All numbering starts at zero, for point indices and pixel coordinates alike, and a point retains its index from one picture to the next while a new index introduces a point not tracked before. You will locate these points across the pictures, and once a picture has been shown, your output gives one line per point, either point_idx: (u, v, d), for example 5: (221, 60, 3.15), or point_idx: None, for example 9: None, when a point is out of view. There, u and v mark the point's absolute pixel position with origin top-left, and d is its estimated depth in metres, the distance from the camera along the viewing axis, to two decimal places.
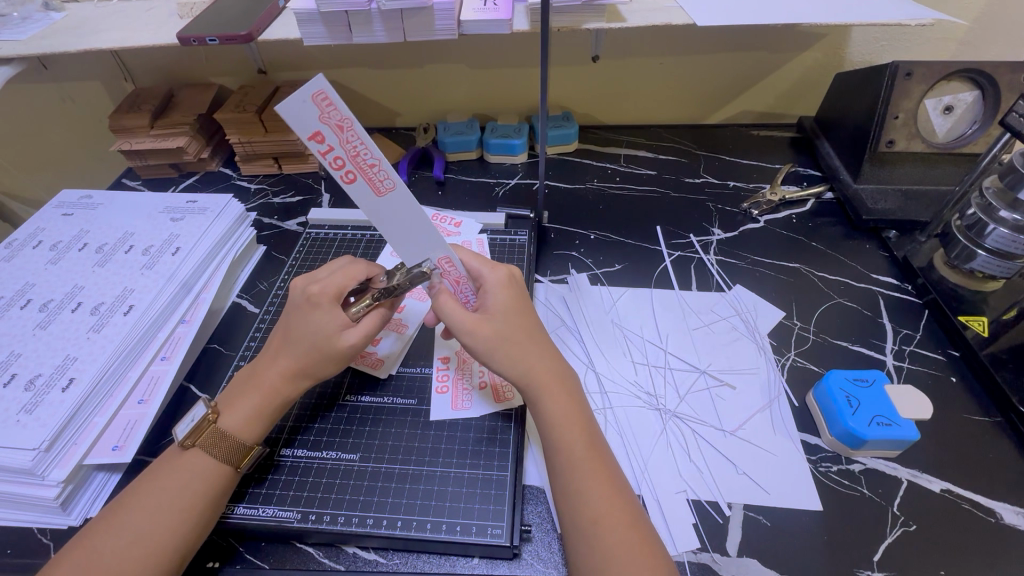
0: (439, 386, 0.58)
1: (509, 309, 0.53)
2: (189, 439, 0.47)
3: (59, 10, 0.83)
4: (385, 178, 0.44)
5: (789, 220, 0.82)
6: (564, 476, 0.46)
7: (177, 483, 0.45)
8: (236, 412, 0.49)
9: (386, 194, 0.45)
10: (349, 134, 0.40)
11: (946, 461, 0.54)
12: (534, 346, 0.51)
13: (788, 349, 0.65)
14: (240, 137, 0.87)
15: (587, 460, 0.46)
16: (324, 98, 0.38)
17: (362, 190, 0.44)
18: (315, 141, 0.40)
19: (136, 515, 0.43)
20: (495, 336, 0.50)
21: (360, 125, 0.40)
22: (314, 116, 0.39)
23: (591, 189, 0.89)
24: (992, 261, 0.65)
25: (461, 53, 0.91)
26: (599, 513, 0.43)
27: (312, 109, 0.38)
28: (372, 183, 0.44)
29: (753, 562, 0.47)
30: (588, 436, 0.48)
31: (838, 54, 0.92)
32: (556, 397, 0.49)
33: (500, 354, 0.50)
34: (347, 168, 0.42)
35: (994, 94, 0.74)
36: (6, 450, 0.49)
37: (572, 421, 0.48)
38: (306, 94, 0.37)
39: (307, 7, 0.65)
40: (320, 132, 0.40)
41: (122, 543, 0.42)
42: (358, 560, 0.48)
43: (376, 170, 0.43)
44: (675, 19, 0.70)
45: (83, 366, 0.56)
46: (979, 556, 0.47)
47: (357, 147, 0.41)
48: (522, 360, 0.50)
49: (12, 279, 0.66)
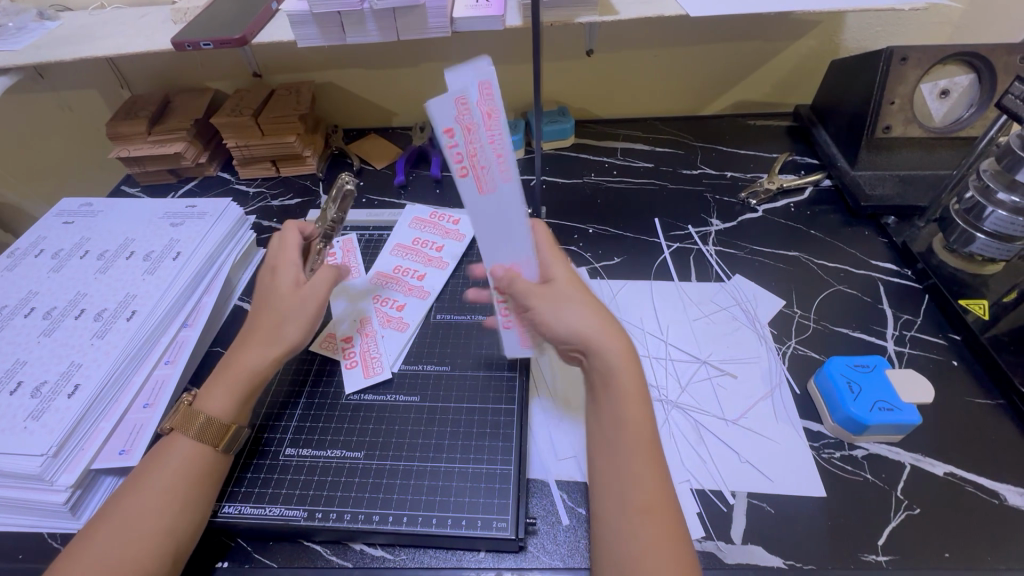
0: (504, 320, 0.57)
1: (574, 282, 0.53)
2: (168, 424, 0.49)
3: (53, 19, 0.84)
4: (495, 178, 0.47)
5: (787, 209, 0.82)
6: (619, 458, 0.46)
7: (169, 470, 0.46)
8: (213, 394, 0.51)
9: (488, 193, 0.47)
10: (472, 138, 0.44)
11: (949, 444, 0.54)
12: (599, 313, 0.51)
13: (789, 337, 0.65)
14: (237, 141, 0.87)
15: (643, 443, 0.46)
16: (486, 89, 0.43)
17: (469, 186, 0.47)
18: (447, 136, 0.44)
19: (128, 501, 0.44)
20: (559, 303, 0.51)
21: (485, 132, 0.45)
22: (450, 114, 0.43)
23: (589, 183, 0.89)
24: (992, 244, 0.65)
25: (456, 50, 0.92)
26: (650, 501, 0.43)
27: (448, 110, 0.43)
28: (479, 181, 0.46)
29: (757, 549, 0.48)
30: (650, 420, 0.48)
31: (832, 41, 0.92)
32: (627, 381, 0.48)
33: (568, 317, 0.50)
34: (463, 164, 0.45)
35: (990, 77, 0.74)
36: (14, 457, 0.50)
37: (638, 398, 0.48)
38: (474, 77, 0.42)
39: (300, 9, 0.66)
40: (452, 130, 0.44)
41: (111, 529, 0.43)
42: (366, 557, 0.48)
43: (488, 170, 0.46)
44: (668, 10, 0.71)
45: (87, 372, 0.57)
46: (984, 538, 0.47)
47: (478, 149, 0.45)
48: (594, 324, 0.50)
49: (15, 288, 0.66)
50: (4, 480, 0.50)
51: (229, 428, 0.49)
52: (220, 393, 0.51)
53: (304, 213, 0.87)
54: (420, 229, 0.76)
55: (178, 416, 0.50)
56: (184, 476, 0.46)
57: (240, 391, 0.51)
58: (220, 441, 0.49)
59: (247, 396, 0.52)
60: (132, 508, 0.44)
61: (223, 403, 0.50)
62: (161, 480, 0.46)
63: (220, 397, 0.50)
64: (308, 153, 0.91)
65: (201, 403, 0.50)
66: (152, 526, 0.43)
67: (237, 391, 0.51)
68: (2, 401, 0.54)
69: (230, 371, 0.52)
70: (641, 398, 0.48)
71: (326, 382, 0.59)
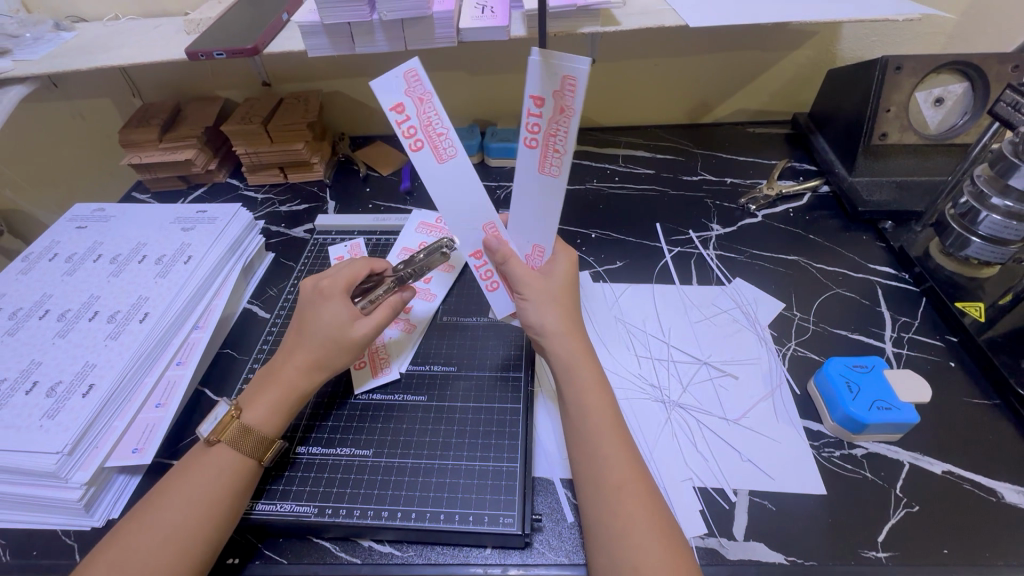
0: (488, 283, 0.61)
1: (567, 283, 0.57)
2: (212, 434, 0.49)
3: (69, 30, 0.86)
4: (555, 166, 0.51)
5: (786, 214, 0.83)
6: (591, 442, 0.47)
7: (209, 473, 0.47)
8: (256, 406, 0.52)
9: (446, 161, 0.55)
10: (425, 107, 0.51)
11: (946, 442, 0.55)
12: (569, 313, 0.55)
13: (789, 339, 0.66)
14: (247, 148, 0.89)
15: (609, 427, 0.48)
16: (569, 82, 0.45)
17: (532, 159, 0.51)
18: (397, 111, 0.51)
19: (168, 503, 0.45)
20: (546, 294, 0.55)
21: (437, 102, 0.51)
22: (551, 89, 0.46)
23: (591, 190, 0.91)
24: (986, 248, 0.66)
25: (461, 60, 0.94)
26: (623, 480, 0.45)
27: (400, 83, 0.50)
28: (436, 151, 0.54)
29: (759, 545, 0.48)
30: (613, 408, 0.50)
31: (829, 51, 0.93)
32: (584, 368, 0.51)
33: (543, 308, 0.54)
34: (417, 137, 0.53)
35: (983, 85, 0.75)
36: (30, 454, 0.51)
37: (598, 388, 0.50)
38: (558, 69, 0.44)
39: (311, 20, 0.68)
40: (400, 104, 0.51)
41: (153, 532, 0.44)
42: (374, 553, 0.49)
43: (554, 157, 0.50)
44: (668, 21, 0.72)
45: (101, 372, 0.58)
46: (983, 536, 0.48)
47: (556, 132, 0.48)
48: (562, 319, 0.54)
49: (30, 291, 0.68)
50: (18, 478, 0.51)
51: (271, 442, 0.50)
52: (263, 407, 0.52)
53: (312, 219, 0.88)
54: (427, 233, 0.77)
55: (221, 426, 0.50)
56: (221, 482, 0.47)
57: (285, 407, 0.52)
58: (262, 454, 0.50)
59: (289, 411, 0.53)
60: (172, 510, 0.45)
61: (264, 418, 0.51)
62: (198, 486, 0.46)
63: (262, 411, 0.51)
64: (316, 160, 0.93)
65: (247, 417, 0.51)
66: (189, 530, 0.44)
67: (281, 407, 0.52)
68: (18, 400, 0.56)
69: (276, 385, 0.53)
70: (603, 388, 0.51)
71: (334, 384, 0.60)
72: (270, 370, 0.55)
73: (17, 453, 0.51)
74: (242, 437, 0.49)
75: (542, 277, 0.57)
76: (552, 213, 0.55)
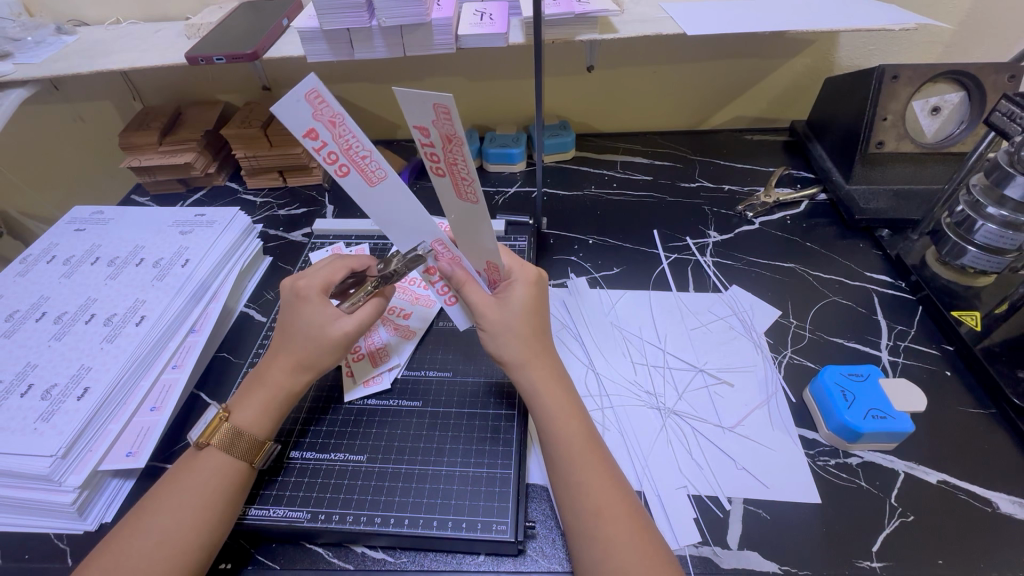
0: (445, 298, 0.59)
1: (527, 309, 0.54)
2: (201, 438, 0.49)
3: (70, 34, 0.87)
4: (471, 193, 0.46)
5: (783, 222, 0.84)
6: (565, 469, 0.47)
7: (201, 483, 0.47)
8: (247, 409, 0.51)
9: (378, 184, 0.50)
10: (341, 130, 0.45)
11: (941, 452, 0.55)
12: (535, 340, 0.53)
13: (785, 346, 0.66)
14: (246, 152, 0.89)
15: (583, 454, 0.48)
16: (444, 110, 0.39)
17: (448, 187, 0.47)
18: (310, 138, 0.44)
19: (163, 516, 0.44)
20: (502, 323, 0.53)
21: (351, 121, 0.45)
22: (428, 119, 0.41)
23: (589, 196, 0.91)
24: (982, 257, 0.66)
25: (460, 66, 0.94)
26: (602, 506, 0.45)
27: (306, 107, 0.43)
28: (364, 174, 0.49)
29: (754, 554, 0.48)
30: (586, 433, 0.49)
31: (827, 59, 0.94)
32: (549, 396, 0.51)
33: (500, 339, 0.53)
34: (341, 162, 0.47)
35: (980, 94, 0.76)
36: (24, 457, 0.50)
37: (570, 414, 0.50)
38: (428, 101, 0.39)
39: (310, 26, 0.68)
40: (314, 129, 0.44)
41: (149, 544, 0.43)
42: (367, 560, 0.49)
43: (465, 183, 0.45)
44: (666, 29, 0.73)
45: (97, 376, 0.58)
46: (976, 544, 0.48)
47: (456, 160, 0.43)
48: (524, 348, 0.52)
49: (26, 294, 0.68)
50: (9, 481, 0.51)
51: (262, 445, 0.50)
52: (253, 408, 0.51)
53: (310, 222, 0.89)
54: None
55: (210, 429, 0.50)
56: (219, 487, 0.47)
57: (276, 408, 0.52)
58: (254, 457, 0.49)
59: (278, 412, 0.53)
60: (163, 519, 0.44)
61: (255, 422, 0.51)
62: (192, 494, 0.46)
63: (252, 413, 0.51)
64: (315, 164, 0.93)
65: (236, 420, 0.51)
66: (186, 537, 0.44)
67: (269, 407, 0.52)
68: (13, 403, 0.55)
69: (265, 388, 0.53)
70: (575, 415, 0.50)
71: (329, 389, 0.60)
72: (256, 374, 0.54)
73: (11, 456, 0.51)
74: (232, 441, 0.49)
75: (500, 305, 0.54)
76: (487, 234, 0.50)
